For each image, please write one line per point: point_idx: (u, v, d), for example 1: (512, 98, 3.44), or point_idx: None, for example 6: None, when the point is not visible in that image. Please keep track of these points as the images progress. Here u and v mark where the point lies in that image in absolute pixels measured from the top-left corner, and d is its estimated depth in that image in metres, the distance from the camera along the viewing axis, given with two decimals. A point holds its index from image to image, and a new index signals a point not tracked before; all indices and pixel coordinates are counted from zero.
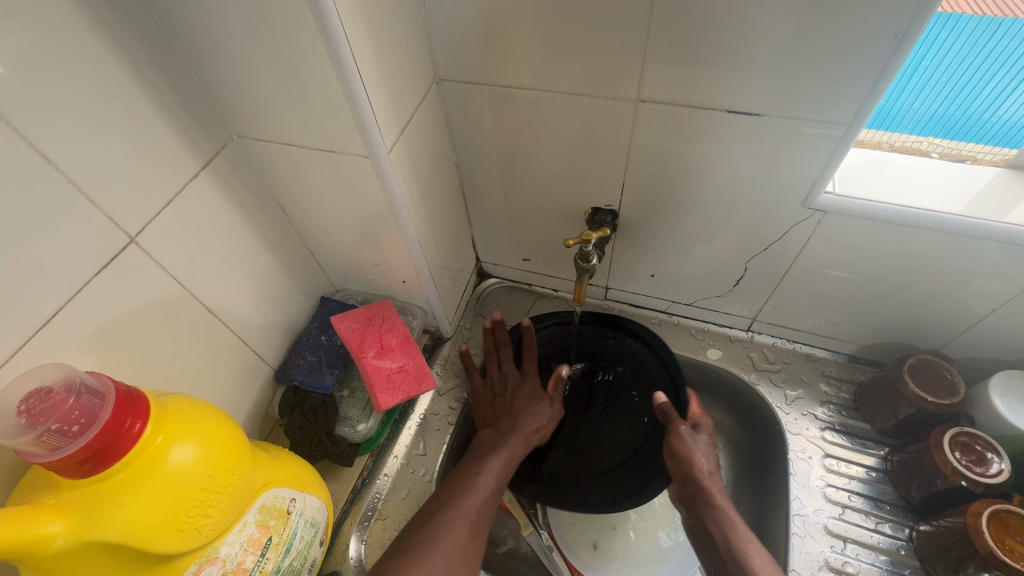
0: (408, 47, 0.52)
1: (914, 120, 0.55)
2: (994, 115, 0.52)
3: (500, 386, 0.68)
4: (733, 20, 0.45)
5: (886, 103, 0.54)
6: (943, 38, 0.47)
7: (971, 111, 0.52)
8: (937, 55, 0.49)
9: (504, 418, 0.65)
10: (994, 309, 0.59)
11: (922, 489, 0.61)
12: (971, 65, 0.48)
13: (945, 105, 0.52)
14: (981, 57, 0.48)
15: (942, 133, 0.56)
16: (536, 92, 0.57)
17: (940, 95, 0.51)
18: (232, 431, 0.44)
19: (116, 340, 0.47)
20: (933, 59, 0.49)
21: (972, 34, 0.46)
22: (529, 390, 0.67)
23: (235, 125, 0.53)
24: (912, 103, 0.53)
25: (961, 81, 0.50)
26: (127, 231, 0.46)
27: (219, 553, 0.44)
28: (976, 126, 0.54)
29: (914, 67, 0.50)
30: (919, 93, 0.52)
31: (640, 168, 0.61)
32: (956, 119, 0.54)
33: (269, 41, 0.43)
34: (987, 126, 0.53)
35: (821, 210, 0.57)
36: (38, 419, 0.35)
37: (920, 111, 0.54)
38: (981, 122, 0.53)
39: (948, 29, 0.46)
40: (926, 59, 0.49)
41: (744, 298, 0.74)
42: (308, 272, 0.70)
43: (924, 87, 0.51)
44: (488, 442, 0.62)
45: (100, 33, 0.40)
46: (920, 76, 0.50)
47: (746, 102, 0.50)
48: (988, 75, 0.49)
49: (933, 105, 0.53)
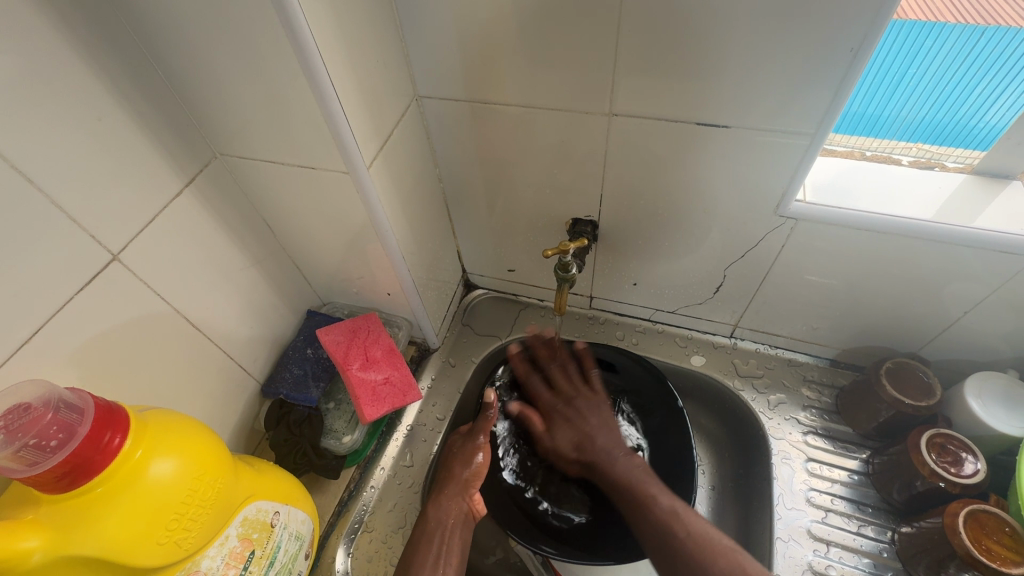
0: (387, 66, 0.54)
1: (903, 127, 0.56)
2: (981, 121, 0.53)
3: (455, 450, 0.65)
4: (696, 35, 0.47)
5: (873, 109, 0.55)
6: (928, 46, 0.48)
7: (958, 116, 0.53)
8: (923, 63, 0.50)
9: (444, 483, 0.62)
10: (967, 311, 0.60)
11: (903, 491, 0.62)
12: (957, 72, 0.49)
13: (934, 110, 0.53)
14: (966, 64, 0.49)
15: (930, 139, 0.57)
16: (513, 108, 0.59)
17: (928, 101, 0.52)
18: (214, 446, 0.45)
19: (101, 355, 0.47)
20: (920, 66, 0.50)
21: (957, 41, 0.47)
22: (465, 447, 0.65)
23: (218, 144, 0.54)
24: (900, 109, 0.54)
25: (947, 87, 0.51)
26: (110, 248, 0.46)
27: (200, 567, 0.44)
28: (964, 131, 0.55)
29: (901, 76, 0.51)
30: (906, 100, 0.53)
31: (617, 180, 0.62)
32: (943, 125, 0.55)
33: (247, 60, 0.44)
34: (974, 131, 0.54)
35: (793, 217, 0.58)
36: (16, 435, 0.35)
37: (908, 118, 0.55)
38: (968, 127, 0.54)
39: (932, 37, 0.48)
40: (912, 66, 0.50)
41: (725, 305, 0.75)
42: (295, 287, 0.71)
43: (912, 94, 0.52)
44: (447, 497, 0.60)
45: (83, 57, 0.41)
46: (907, 84, 0.52)
47: (715, 114, 0.52)
48: (974, 81, 0.50)
49: (920, 112, 0.54)
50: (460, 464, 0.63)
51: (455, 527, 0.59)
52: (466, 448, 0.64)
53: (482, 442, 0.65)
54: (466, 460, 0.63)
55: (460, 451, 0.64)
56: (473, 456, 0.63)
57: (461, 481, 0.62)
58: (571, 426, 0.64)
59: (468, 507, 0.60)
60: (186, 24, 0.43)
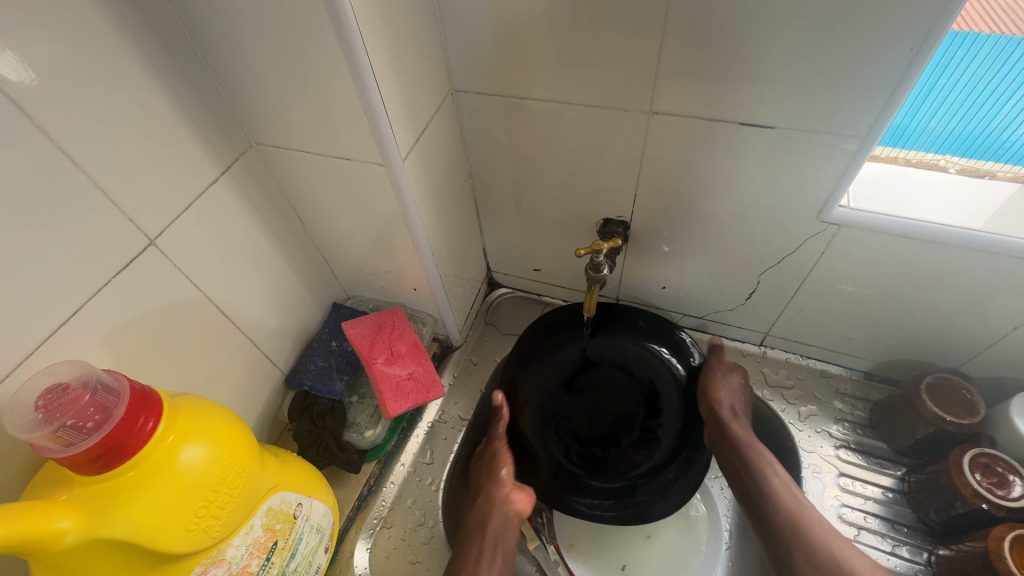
0: (425, 58, 0.53)
1: (930, 138, 0.54)
2: (1014, 134, 0.51)
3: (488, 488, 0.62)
4: (744, 31, 0.45)
5: (900, 120, 0.53)
6: (959, 57, 0.46)
7: (988, 130, 0.51)
8: (954, 74, 0.48)
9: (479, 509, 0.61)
10: (1015, 327, 0.58)
11: (941, 512, 0.60)
12: (990, 82, 0.47)
13: (964, 122, 0.51)
14: (1000, 75, 0.47)
15: (960, 152, 0.54)
16: (548, 104, 0.58)
17: (958, 114, 0.50)
18: (242, 434, 0.45)
19: (136, 340, 0.48)
20: (950, 78, 0.48)
21: (990, 54, 0.45)
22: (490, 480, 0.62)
23: (255, 133, 0.54)
24: (928, 121, 0.52)
25: (978, 99, 0.49)
26: (147, 234, 0.47)
27: (225, 555, 0.44)
28: (993, 146, 0.53)
29: (929, 88, 0.49)
30: (935, 112, 0.51)
31: (651, 180, 0.61)
32: (973, 137, 0.53)
33: (290, 49, 0.44)
34: (1004, 145, 0.52)
35: (836, 223, 0.56)
36: (55, 415, 0.35)
37: (937, 129, 0.53)
38: (999, 141, 0.52)
39: (965, 47, 0.46)
40: (941, 78, 0.48)
41: (757, 313, 0.73)
42: (321, 279, 0.71)
43: (941, 106, 0.50)
44: (492, 520, 0.59)
45: (129, 42, 0.42)
46: (935, 97, 0.49)
47: (759, 115, 0.50)
48: (1007, 94, 0.47)
49: (950, 123, 0.52)
50: (489, 494, 0.61)
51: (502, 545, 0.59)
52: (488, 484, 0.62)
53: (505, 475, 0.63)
54: (502, 524, 0.60)
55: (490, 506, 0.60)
56: (511, 500, 0.61)
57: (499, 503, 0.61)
58: (726, 388, 0.67)
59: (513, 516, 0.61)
60: (230, 10, 0.43)
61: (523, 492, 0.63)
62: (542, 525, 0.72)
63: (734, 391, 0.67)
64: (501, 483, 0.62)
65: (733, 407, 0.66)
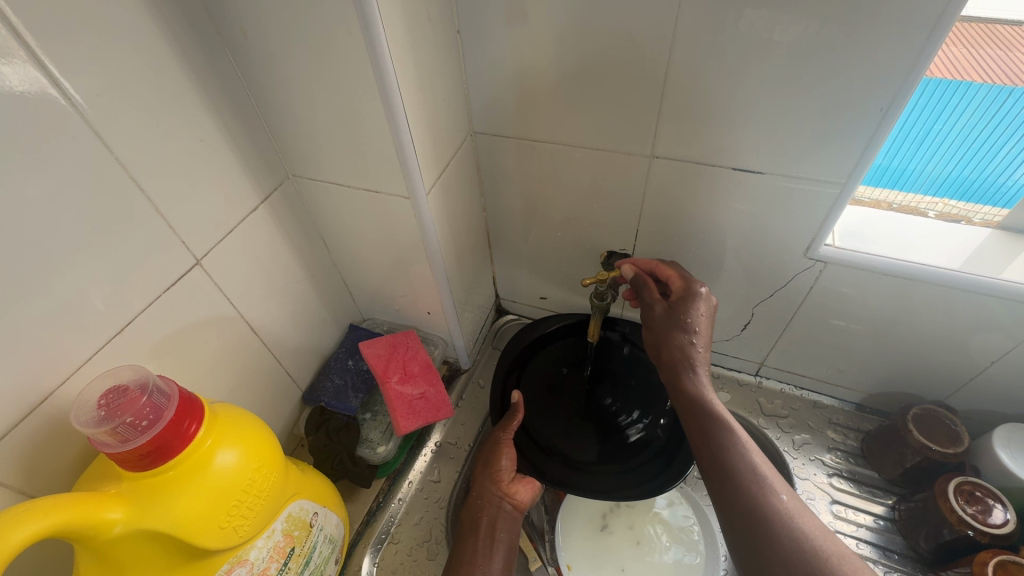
0: (450, 103, 0.59)
1: (929, 181, 0.59)
2: (1009, 179, 0.55)
3: (491, 487, 0.62)
4: (733, 89, 0.51)
5: (898, 163, 0.58)
6: (954, 104, 0.51)
7: (985, 174, 0.56)
8: (948, 120, 0.53)
9: (477, 508, 0.62)
10: (994, 361, 0.62)
11: (930, 539, 0.62)
12: (984, 129, 0.52)
13: (960, 167, 0.56)
14: (992, 123, 0.52)
15: (957, 195, 0.59)
16: (558, 146, 0.63)
17: (953, 158, 0.55)
18: (270, 441, 0.48)
19: (176, 351, 0.52)
20: (946, 123, 0.53)
21: (983, 102, 0.50)
22: (492, 474, 0.63)
23: (293, 166, 0.60)
24: (926, 164, 0.57)
25: (974, 144, 0.54)
26: (195, 254, 0.51)
27: (249, 556, 0.47)
28: (990, 189, 0.57)
29: (927, 131, 0.54)
30: (932, 156, 0.56)
31: (652, 217, 0.66)
32: (971, 180, 0.57)
33: (332, 93, 0.50)
34: (1001, 189, 0.57)
35: (822, 261, 0.61)
36: (116, 412, 0.39)
37: (935, 173, 0.58)
38: (995, 185, 0.57)
39: (959, 95, 0.50)
40: (938, 123, 0.53)
41: (753, 344, 0.77)
42: (340, 302, 0.75)
43: (938, 149, 0.55)
44: (490, 506, 0.61)
45: (195, 86, 0.48)
46: (932, 140, 0.54)
47: (749, 160, 0.56)
48: (1001, 141, 0.52)
49: (947, 167, 0.57)
50: (489, 482, 0.63)
51: (500, 529, 0.60)
52: (487, 487, 0.62)
53: (505, 467, 0.64)
54: (502, 513, 0.61)
55: (489, 504, 0.62)
56: (511, 491, 0.62)
57: (495, 489, 0.62)
58: (670, 325, 0.57)
59: (509, 503, 0.62)
60: (282, 60, 0.49)
61: (524, 483, 0.64)
62: (544, 546, 0.73)
63: (678, 326, 0.57)
64: (501, 474, 0.63)
65: (687, 351, 0.55)
